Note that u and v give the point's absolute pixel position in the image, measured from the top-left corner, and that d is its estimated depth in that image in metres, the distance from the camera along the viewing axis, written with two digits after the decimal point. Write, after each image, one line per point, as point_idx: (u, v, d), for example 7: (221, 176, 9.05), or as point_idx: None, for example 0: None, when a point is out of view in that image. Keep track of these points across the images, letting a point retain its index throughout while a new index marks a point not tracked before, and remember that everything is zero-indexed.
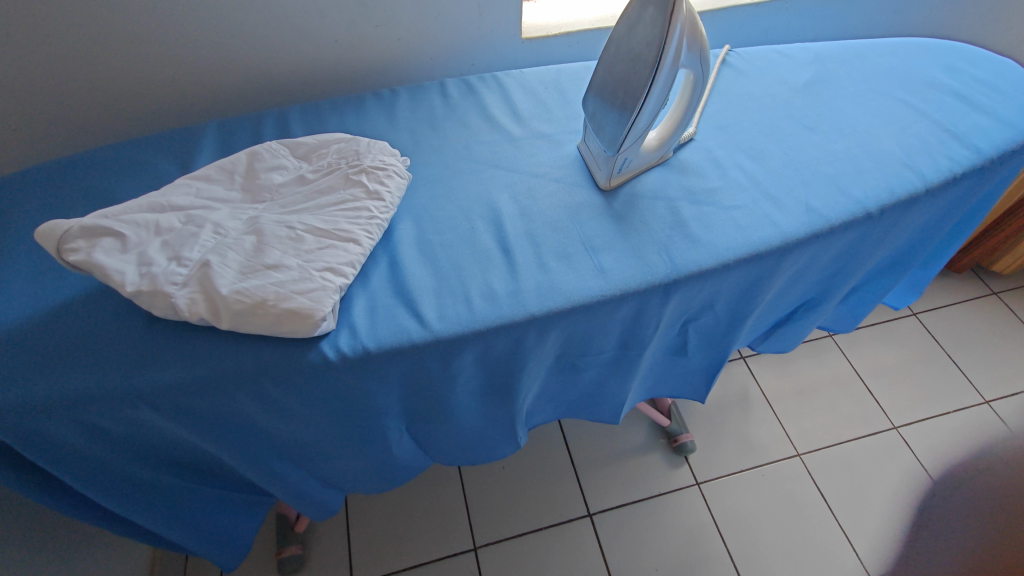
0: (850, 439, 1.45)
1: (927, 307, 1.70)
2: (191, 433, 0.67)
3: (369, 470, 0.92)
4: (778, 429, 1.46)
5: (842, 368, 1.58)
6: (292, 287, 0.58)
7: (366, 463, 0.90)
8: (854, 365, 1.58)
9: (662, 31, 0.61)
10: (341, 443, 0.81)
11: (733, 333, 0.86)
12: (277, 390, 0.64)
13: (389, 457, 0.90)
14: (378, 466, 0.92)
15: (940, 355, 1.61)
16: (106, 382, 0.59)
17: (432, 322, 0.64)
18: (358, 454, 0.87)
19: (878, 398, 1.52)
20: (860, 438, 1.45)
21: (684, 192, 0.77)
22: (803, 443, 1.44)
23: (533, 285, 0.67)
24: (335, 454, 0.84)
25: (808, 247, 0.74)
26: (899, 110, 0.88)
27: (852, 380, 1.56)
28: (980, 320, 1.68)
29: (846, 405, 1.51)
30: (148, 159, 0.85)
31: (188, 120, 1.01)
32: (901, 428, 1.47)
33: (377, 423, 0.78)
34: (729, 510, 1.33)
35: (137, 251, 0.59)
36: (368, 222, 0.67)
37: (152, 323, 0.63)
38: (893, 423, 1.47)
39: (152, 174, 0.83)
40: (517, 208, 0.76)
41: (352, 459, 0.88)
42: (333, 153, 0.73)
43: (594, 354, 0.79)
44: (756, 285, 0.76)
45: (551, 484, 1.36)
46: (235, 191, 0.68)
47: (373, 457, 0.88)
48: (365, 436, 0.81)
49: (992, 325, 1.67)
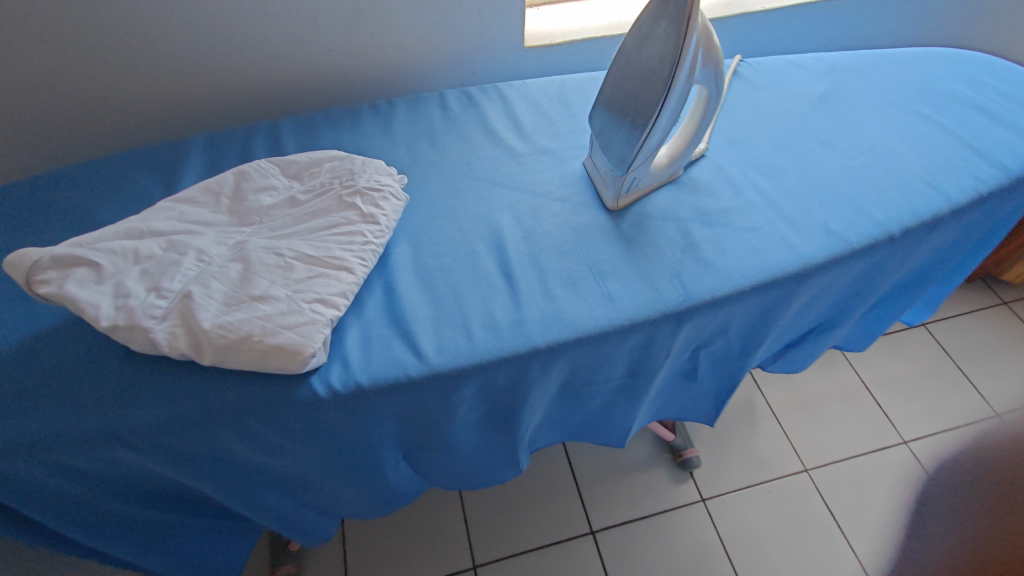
0: (858, 454, 1.40)
1: (938, 318, 1.66)
2: (175, 470, 0.63)
3: (365, 496, 0.88)
4: (785, 444, 1.42)
5: (850, 381, 1.54)
6: (279, 321, 0.54)
7: (360, 492, 0.86)
8: (861, 378, 1.54)
9: (677, 44, 0.57)
10: (333, 474, 0.77)
11: (746, 358, 0.82)
12: (264, 427, 0.60)
13: (385, 484, 0.86)
14: (373, 491, 0.88)
15: (952, 368, 1.57)
16: (81, 422, 0.55)
17: (430, 356, 0.60)
18: (351, 484, 0.82)
19: (886, 412, 1.48)
20: (868, 453, 1.40)
21: (696, 213, 0.73)
22: (812, 459, 1.40)
23: (537, 314, 0.63)
24: (329, 484, 0.81)
25: (827, 273, 0.70)
26: (919, 124, 0.84)
27: (859, 393, 1.52)
28: (993, 332, 1.64)
29: (854, 419, 1.47)
30: (132, 175, 0.81)
31: (177, 132, 0.97)
32: (911, 442, 1.42)
33: (370, 455, 0.74)
34: (735, 528, 1.29)
35: (114, 281, 0.55)
36: (362, 248, 0.63)
37: (131, 357, 0.59)
38: (902, 438, 1.43)
39: (137, 192, 0.79)
40: (520, 230, 0.72)
41: (346, 489, 0.83)
42: (326, 172, 0.70)
43: (601, 383, 0.75)
44: (772, 311, 0.72)
45: (552, 501, 1.31)
46: (221, 214, 0.65)
47: (369, 483, 0.84)
48: (358, 467, 0.77)
49: (1005, 337, 1.63)
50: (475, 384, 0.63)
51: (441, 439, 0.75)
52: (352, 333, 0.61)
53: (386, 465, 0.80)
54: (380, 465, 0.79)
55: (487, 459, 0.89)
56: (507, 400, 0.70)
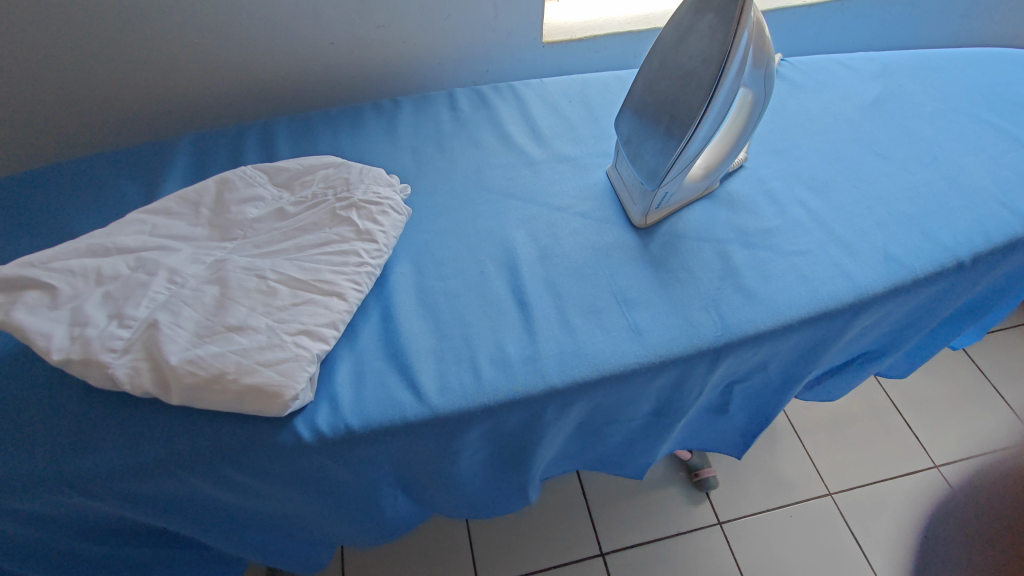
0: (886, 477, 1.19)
1: None
2: (141, 513, 0.56)
3: (325, 522, 0.73)
4: (807, 463, 1.21)
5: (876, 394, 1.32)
6: (256, 357, 0.47)
7: (315, 520, 0.72)
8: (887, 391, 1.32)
9: (725, 43, 0.49)
10: (315, 509, 0.68)
11: (784, 393, 0.74)
12: (241, 473, 0.52)
13: (359, 515, 0.73)
14: (334, 519, 0.73)
15: None
16: (33, 468, 0.49)
17: (430, 396, 0.52)
18: (342, 520, 0.74)
19: (915, 431, 1.26)
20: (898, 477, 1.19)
21: (735, 232, 0.65)
22: (836, 480, 1.19)
23: (553, 349, 0.55)
24: (295, 516, 0.69)
25: (884, 305, 0.61)
26: (987, 134, 0.74)
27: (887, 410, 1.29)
28: None
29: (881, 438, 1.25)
30: (111, 177, 0.74)
31: (167, 130, 0.90)
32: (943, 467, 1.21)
33: (363, 493, 0.66)
34: (753, 559, 1.10)
35: (72, 307, 0.48)
36: (356, 270, 0.55)
37: (93, 391, 0.52)
38: (933, 461, 1.21)
39: (115, 196, 0.72)
40: (535, 249, 0.64)
41: (328, 523, 0.74)
42: (319, 182, 0.62)
43: (623, 422, 0.67)
44: (819, 346, 0.64)
45: (552, 520, 1.14)
46: (200, 227, 0.58)
47: (335, 512, 0.71)
48: (345, 503, 0.68)
49: None
50: (481, 427, 0.56)
51: (443, 477, 0.68)
52: (344, 366, 0.54)
53: (373, 500, 0.70)
54: (366, 500, 0.70)
55: (492, 494, 0.81)
56: (517, 441, 0.62)
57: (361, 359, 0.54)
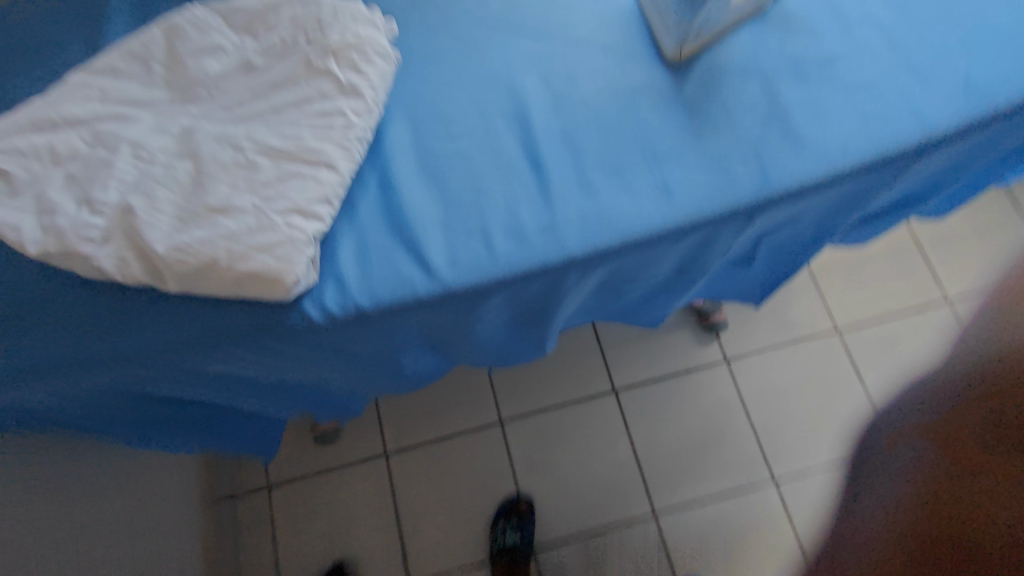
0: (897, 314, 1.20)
1: None
2: (168, 389, 0.57)
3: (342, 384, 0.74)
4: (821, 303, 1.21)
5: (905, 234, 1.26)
6: (249, 242, 0.43)
7: (336, 382, 0.73)
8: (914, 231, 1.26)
9: None
10: (341, 374, 0.69)
11: (817, 246, 0.69)
12: (255, 352, 0.52)
13: (382, 376, 0.74)
14: (357, 379, 0.74)
15: None
16: (46, 359, 0.48)
17: (442, 271, 0.49)
18: (369, 381, 0.76)
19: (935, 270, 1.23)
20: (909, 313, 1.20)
21: (788, 62, 0.54)
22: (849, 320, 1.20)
23: (572, 214, 0.50)
24: (319, 381, 0.70)
25: (953, 145, 0.53)
26: None
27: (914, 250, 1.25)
28: None
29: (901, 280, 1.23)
30: (37, 28, 0.62)
31: None
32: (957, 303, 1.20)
33: (388, 356, 0.66)
34: (760, 390, 1.16)
35: (35, 194, 0.44)
36: (345, 133, 0.48)
37: (85, 281, 0.50)
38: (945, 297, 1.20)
39: (50, 54, 0.61)
40: (549, 96, 0.55)
41: (354, 384, 0.76)
42: (284, 21, 0.51)
43: (643, 282, 0.64)
44: (868, 196, 0.57)
45: (573, 365, 1.18)
46: (154, 90, 0.49)
47: (356, 374, 0.72)
48: (369, 367, 0.69)
49: None
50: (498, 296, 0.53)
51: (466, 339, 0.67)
52: (338, 245, 0.49)
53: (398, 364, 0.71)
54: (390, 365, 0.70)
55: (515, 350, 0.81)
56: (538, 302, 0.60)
57: (358, 236, 0.50)
